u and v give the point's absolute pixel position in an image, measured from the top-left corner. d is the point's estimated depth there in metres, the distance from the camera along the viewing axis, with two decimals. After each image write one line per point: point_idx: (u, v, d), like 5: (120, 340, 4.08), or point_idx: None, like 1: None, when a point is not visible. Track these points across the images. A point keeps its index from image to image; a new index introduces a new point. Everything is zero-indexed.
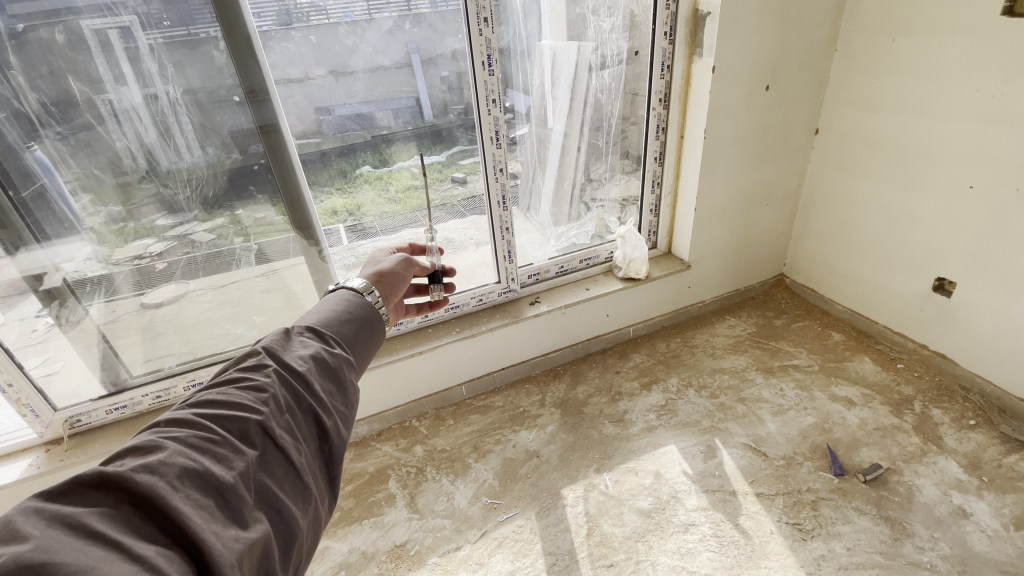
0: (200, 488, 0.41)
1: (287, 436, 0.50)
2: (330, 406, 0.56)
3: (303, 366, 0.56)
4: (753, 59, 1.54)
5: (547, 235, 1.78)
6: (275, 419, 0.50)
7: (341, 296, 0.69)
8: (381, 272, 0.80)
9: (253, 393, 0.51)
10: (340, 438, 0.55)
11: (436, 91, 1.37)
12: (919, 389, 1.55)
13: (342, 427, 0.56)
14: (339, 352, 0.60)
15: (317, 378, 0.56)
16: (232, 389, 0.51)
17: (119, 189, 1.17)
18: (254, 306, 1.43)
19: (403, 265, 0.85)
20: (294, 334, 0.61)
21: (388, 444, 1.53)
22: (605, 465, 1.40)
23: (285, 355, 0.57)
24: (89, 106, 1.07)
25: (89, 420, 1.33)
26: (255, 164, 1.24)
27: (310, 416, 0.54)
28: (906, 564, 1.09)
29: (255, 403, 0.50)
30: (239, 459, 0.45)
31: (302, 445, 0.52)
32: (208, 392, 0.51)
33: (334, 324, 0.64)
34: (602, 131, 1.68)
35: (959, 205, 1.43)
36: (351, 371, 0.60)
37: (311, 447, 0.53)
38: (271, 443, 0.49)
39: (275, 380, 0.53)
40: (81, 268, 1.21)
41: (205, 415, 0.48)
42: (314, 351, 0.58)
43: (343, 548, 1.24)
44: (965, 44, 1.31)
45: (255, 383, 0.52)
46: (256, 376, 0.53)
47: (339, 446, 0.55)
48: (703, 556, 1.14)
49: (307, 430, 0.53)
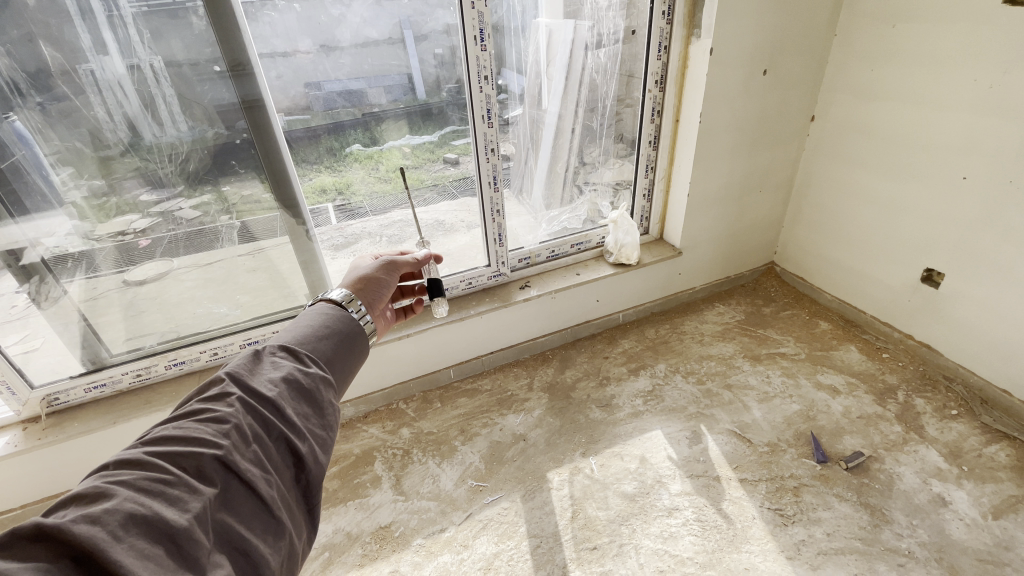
0: (149, 536, 0.38)
1: (254, 468, 0.46)
2: (303, 430, 0.52)
3: (273, 391, 0.53)
4: (752, 42, 1.51)
5: (539, 219, 1.76)
6: (238, 451, 0.46)
7: (319, 311, 0.66)
8: (360, 283, 0.77)
9: (214, 425, 0.47)
10: (317, 464, 0.52)
11: (428, 66, 1.33)
12: (903, 378, 1.57)
13: (318, 452, 0.52)
14: (313, 372, 0.57)
15: (288, 403, 0.53)
16: (191, 422, 0.48)
17: (100, 163, 1.12)
18: (239, 285, 1.40)
19: (386, 270, 0.83)
20: (264, 356, 0.58)
21: (374, 426, 1.53)
22: (591, 449, 1.40)
23: (252, 380, 0.54)
24: (67, 75, 1.03)
25: (68, 398, 1.30)
26: (238, 139, 1.20)
27: (281, 444, 0.51)
28: (884, 550, 1.11)
29: (215, 436, 0.46)
30: (196, 499, 0.41)
31: (273, 476, 0.48)
32: (164, 428, 0.47)
33: (309, 342, 0.61)
34: (596, 113, 1.65)
35: (952, 196, 1.42)
36: (327, 391, 0.57)
37: (285, 477, 0.49)
38: (235, 478, 0.45)
39: (239, 410, 0.50)
40: (62, 244, 1.17)
41: (160, 453, 0.44)
42: (285, 374, 0.55)
43: (327, 528, 1.24)
44: (965, 33, 1.30)
45: (216, 414, 0.48)
46: (218, 407, 0.49)
47: (316, 473, 0.51)
48: (686, 539, 1.15)
49: (279, 460, 0.49)
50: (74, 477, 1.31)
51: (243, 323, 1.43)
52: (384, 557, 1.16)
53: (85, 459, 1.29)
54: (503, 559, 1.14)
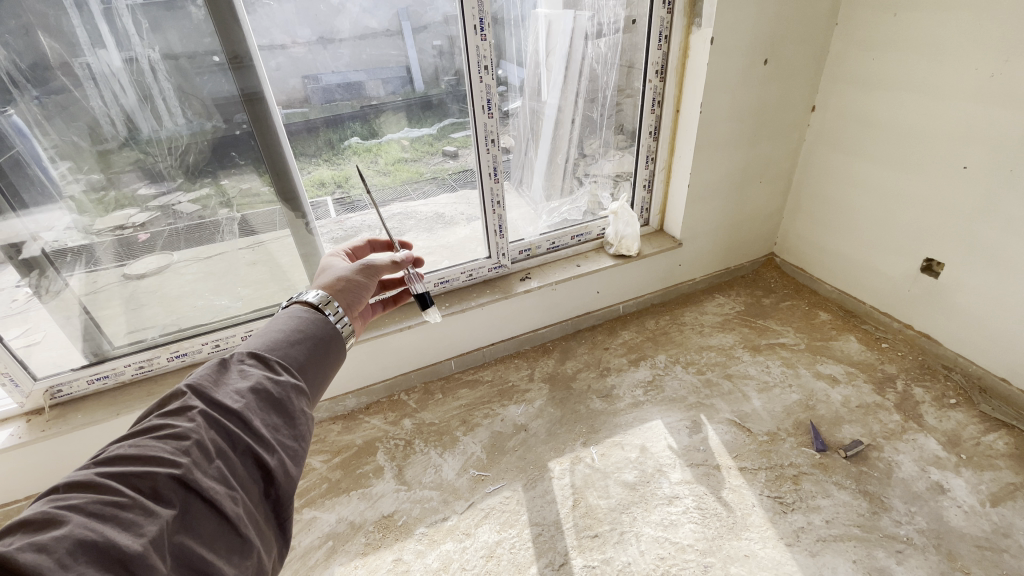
0: (98, 563, 0.36)
1: (218, 485, 0.44)
2: (272, 442, 0.50)
3: (238, 403, 0.51)
4: (753, 30, 1.50)
5: (539, 211, 1.75)
6: (200, 469, 0.44)
7: (293, 315, 0.64)
8: (340, 281, 0.75)
9: (173, 442, 0.45)
10: (286, 478, 0.50)
11: (427, 57, 1.33)
12: (902, 367, 1.58)
13: (288, 465, 0.50)
14: (284, 381, 0.55)
15: (256, 414, 0.51)
16: (149, 440, 0.45)
17: (98, 156, 1.12)
18: (239, 277, 1.40)
19: (365, 271, 0.80)
20: (231, 364, 0.55)
21: (376, 417, 1.53)
22: (592, 438, 1.41)
23: (217, 392, 0.51)
24: (65, 68, 1.02)
25: (71, 390, 1.31)
26: (237, 131, 1.20)
27: (248, 458, 0.49)
28: (883, 537, 1.12)
29: (174, 454, 0.44)
30: (152, 522, 0.39)
31: (239, 492, 0.46)
32: (118, 447, 0.44)
33: (281, 348, 0.60)
34: (597, 103, 1.63)
35: (952, 185, 1.42)
36: (299, 400, 0.55)
37: (252, 493, 0.48)
38: (196, 497, 0.43)
39: (201, 424, 0.47)
40: (61, 238, 1.17)
41: (114, 473, 0.41)
42: (254, 384, 0.53)
43: (331, 518, 1.25)
44: (968, 20, 1.29)
45: (176, 430, 0.46)
46: (178, 422, 0.47)
47: (285, 487, 0.50)
48: (686, 527, 1.16)
49: (245, 475, 0.47)
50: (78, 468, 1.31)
51: (244, 315, 1.44)
52: (387, 546, 1.17)
53: (89, 451, 1.29)
54: (505, 547, 1.15)
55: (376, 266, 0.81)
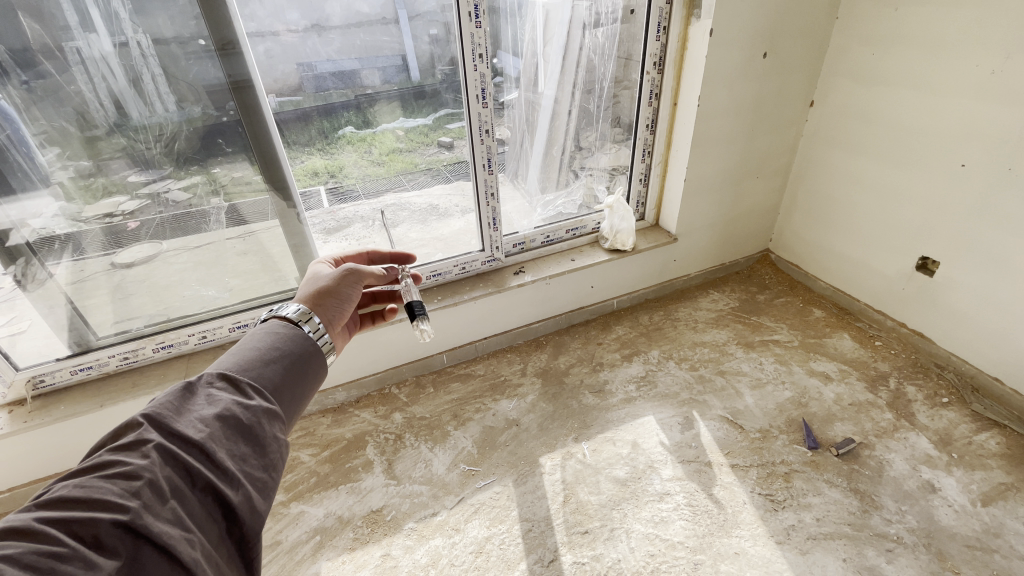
0: None
1: (172, 529, 0.40)
2: (237, 475, 0.47)
3: (201, 433, 0.47)
4: (753, 23, 1.48)
5: (534, 203, 1.72)
6: (152, 512, 0.40)
7: (269, 331, 0.62)
8: (321, 296, 0.72)
9: (123, 481, 0.41)
10: (253, 514, 0.46)
11: (422, 43, 1.29)
12: (895, 365, 1.58)
13: (254, 499, 0.47)
14: (255, 406, 0.52)
15: (221, 444, 0.48)
16: (97, 479, 0.41)
17: (85, 143, 1.09)
18: (228, 267, 1.37)
19: (348, 277, 0.77)
20: (197, 388, 0.52)
21: (366, 411, 1.52)
22: (583, 434, 1.40)
23: (179, 422, 0.48)
24: (51, 52, 0.99)
25: (54, 381, 1.28)
26: (226, 118, 1.16)
27: (208, 495, 0.45)
28: (872, 535, 1.12)
29: (122, 496, 0.40)
30: None
31: (196, 534, 0.42)
32: (63, 487, 0.41)
33: (254, 368, 0.57)
34: (594, 94, 1.61)
35: (951, 183, 1.41)
36: (269, 427, 0.52)
37: (212, 533, 0.44)
38: (147, 543, 0.39)
39: (157, 460, 0.44)
40: (48, 225, 1.14)
41: (55, 519, 0.38)
42: (220, 410, 0.50)
43: (318, 512, 1.23)
44: (970, 17, 1.27)
45: (128, 468, 0.42)
46: (131, 458, 0.43)
47: (251, 524, 0.46)
48: (677, 524, 1.16)
49: (205, 515, 0.44)
50: (60, 460, 1.29)
51: (233, 306, 1.41)
52: (376, 541, 1.16)
53: (73, 442, 1.27)
54: (494, 542, 1.15)
55: (361, 273, 0.78)
